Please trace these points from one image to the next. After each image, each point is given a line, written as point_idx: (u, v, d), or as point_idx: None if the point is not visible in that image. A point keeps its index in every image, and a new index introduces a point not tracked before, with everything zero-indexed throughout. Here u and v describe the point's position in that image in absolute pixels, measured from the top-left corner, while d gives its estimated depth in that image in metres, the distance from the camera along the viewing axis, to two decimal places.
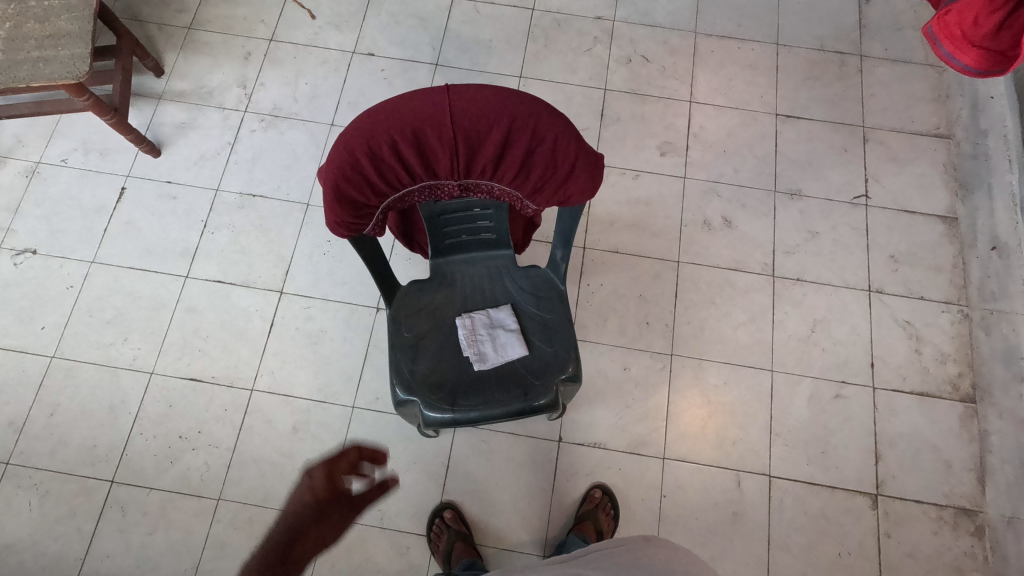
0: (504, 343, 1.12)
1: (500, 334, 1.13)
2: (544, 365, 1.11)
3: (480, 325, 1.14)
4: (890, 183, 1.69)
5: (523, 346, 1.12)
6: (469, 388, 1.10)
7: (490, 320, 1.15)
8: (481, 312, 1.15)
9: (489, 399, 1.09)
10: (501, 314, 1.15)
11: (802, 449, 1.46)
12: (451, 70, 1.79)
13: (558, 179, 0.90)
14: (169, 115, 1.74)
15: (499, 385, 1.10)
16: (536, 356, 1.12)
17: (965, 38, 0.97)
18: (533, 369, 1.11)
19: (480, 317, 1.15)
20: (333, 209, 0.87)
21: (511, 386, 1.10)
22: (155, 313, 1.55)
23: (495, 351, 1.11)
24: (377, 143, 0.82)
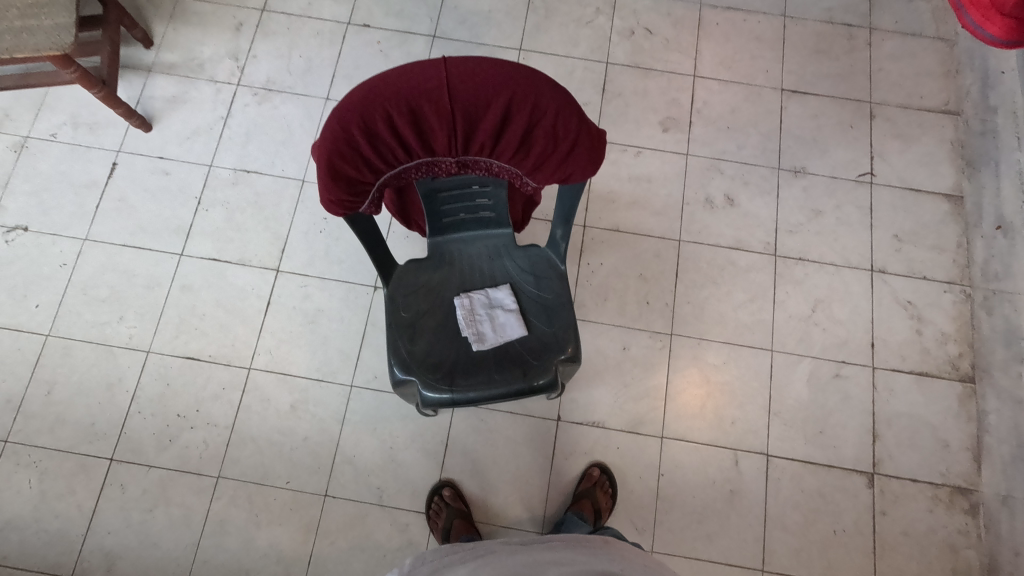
0: (504, 323, 1.11)
1: (500, 313, 1.12)
2: (544, 345, 1.10)
3: (479, 305, 1.13)
4: (896, 161, 1.66)
5: (523, 326, 1.11)
6: (468, 368, 1.09)
7: (489, 300, 1.13)
8: (480, 292, 1.14)
9: (489, 379, 1.08)
10: (501, 294, 1.14)
11: (800, 428, 1.46)
12: (449, 42, 1.75)
13: (558, 157, 0.88)
14: (160, 88, 1.70)
15: (497, 365, 1.09)
16: (535, 336, 1.11)
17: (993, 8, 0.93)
18: (533, 349, 1.10)
19: (480, 296, 1.14)
20: (328, 187, 0.85)
21: (511, 365, 1.09)
22: (150, 291, 1.53)
23: (495, 331, 1.10)
24: (372, 119, 0.79)
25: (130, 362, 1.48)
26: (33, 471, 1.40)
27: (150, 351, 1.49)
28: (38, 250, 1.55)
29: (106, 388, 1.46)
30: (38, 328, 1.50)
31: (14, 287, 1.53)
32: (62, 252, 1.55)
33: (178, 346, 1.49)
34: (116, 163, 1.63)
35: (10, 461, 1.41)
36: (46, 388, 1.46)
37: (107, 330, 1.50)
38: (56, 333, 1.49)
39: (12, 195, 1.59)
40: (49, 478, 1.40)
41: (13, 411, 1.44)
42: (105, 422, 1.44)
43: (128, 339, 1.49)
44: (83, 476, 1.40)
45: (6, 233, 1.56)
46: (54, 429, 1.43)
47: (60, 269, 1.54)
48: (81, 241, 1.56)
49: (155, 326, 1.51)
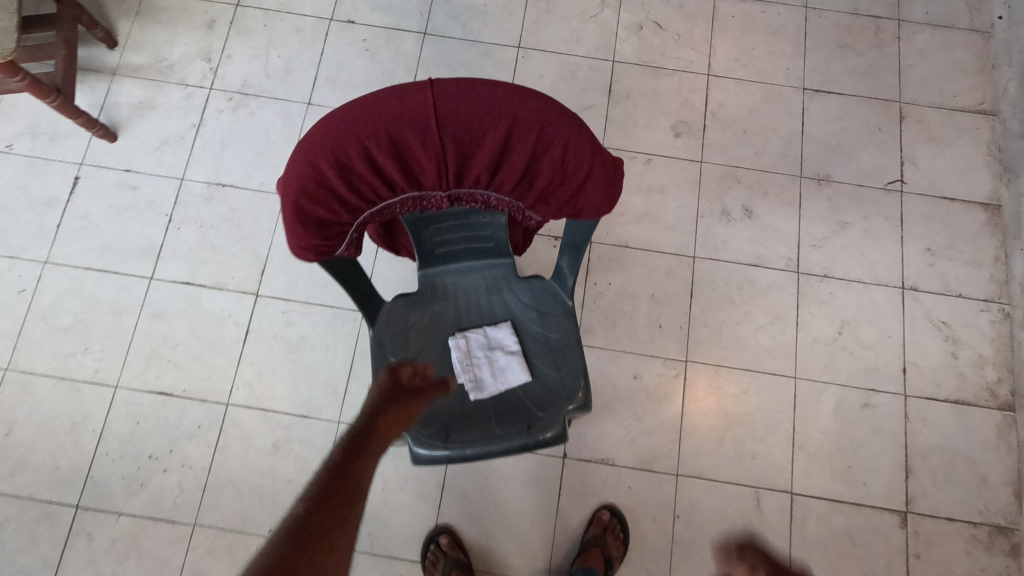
0: (505, 369, 0.99)
1: (500, 357, 0.99)
2: (550, 394, 0.98)
3: (476, 346, 1.00)
4: (928, 167, 1.53)
5: (526, 372, 0.99)
6: (465, 421, 0.97)
7: (487, 341, 1.01)
8: (477, 331, 1.01)
9: (489, 434, 0.96)
10: (501, 333, 1.01)
11: (826, 463, 1.35)
12: (441, 39, 1.60)
13: (568, 192, 0.74)
14: (125, 93, 1.55)
15: (497, 418, 0.97)
16: (540, 383, 0.99)
17: None
18: (538, 398, 0.98)
19: (476, 336, 1.01)
20: (295, 232, 0.71)
21: (513, 417, 0.97)
22: (117, 320, 1.40)
23: (495, 378, 0.98)
24: (345, 152, 0.66)
25: (97, 398, 1.35)
26: None
27: (119, 386, 1.36)
28: None
29: (71, 427, 1.34)
30: None
31: None
32: (20, 277, 1.42)
33: (150, 380, 1.37)
34: (78, 177, 1.49)
35: None
36: (5, 429, 1.33)
37: (71, 363, 1.37)
38: (14, 367, 1.37)
39: None
40: (10, 528, 1.29)
41: None
42: (70, 464, 1.32)
43: (94, 372, 1.37)
44: (46, 525, 1.29)
45: None
46: (14, 473, 1.31)
47: (18, 296, 1.41)
48: (41, 264, 1.43)
49: (124, 358, 1.38)
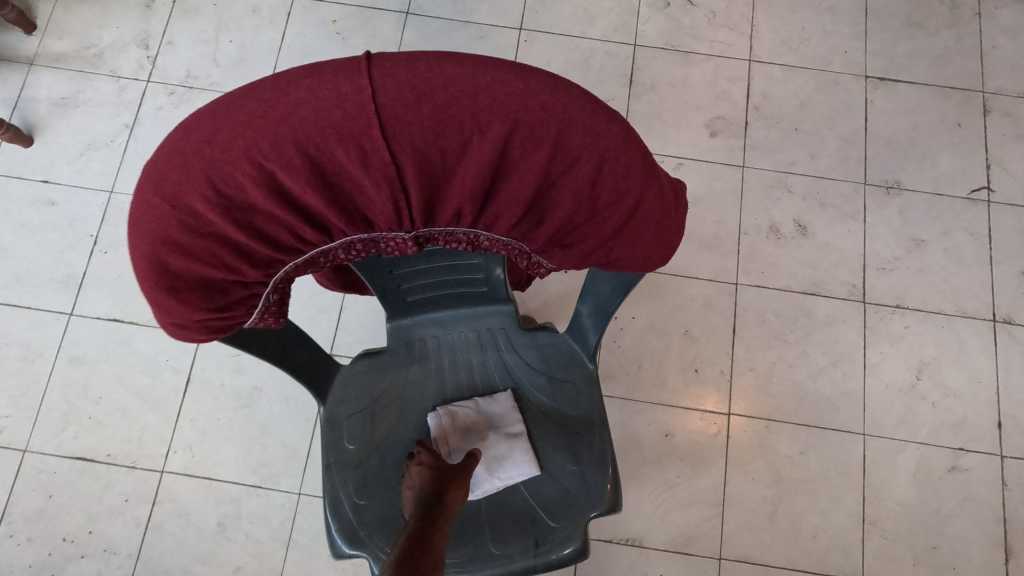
0: (503, 459, 0.72)
1: (497, 442, 0.72)
2: (566, 494, 0.72)
3: (465, 426, 0.73)
4: (1020, 170, 1.26)
5: (533, 465, 0.72)
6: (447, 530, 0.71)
7: (480, 418, 0.74)
8: (465, 403, 0.74)
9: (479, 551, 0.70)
10: (497, 407, 0.74)
11: (906, 543, 1.08)
12: (427, 20, 1.33)
13: (600, 233, 0.48)
14: (44, 88, 1.28)
15: (493, 527, 0.71)
16: (551, 478, 0.72)
17: None
18: (547, 499, 0.72)
19: (464, 411, 0.74)
20: (165, 303, 0.44)
21: (513, 526, 0.71)
22: (29, 366, 1.14)
23: (489, 471, 0.72)
24: (234, 180, 0.39)
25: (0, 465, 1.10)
26: None
27: (28, 450, 1.10)
28: None
29: None
30: None
31: None
32: None
33: (66, 442, 1.11)
34: None
35: None
36: None
37: None
38: None
39: None
40: None
41: None
42: None
43: None
44: None
45: None
46: None
47: None
48: None
49: (35, 414, 1.12)
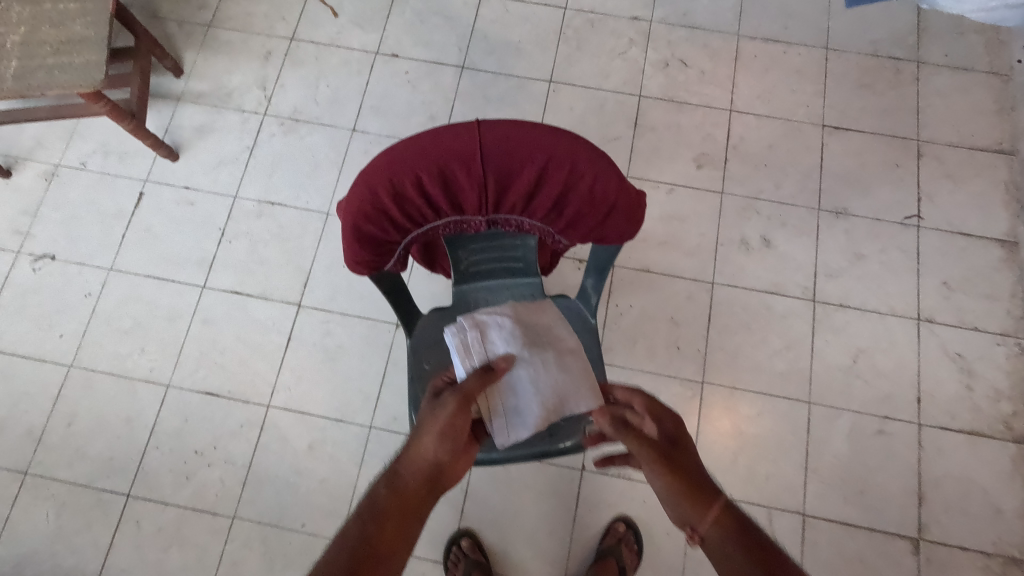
0: (534, 353, 0.88)
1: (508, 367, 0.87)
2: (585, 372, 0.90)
3: (491, 336, 0.89)
4: (944, 203, 1.57)
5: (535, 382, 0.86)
6: (490, 426, 0.86)
7: (503, 328, 0.90)
8: (489, 317, 0.91)
9: (527, 429, 0.86)
10: (522, 314, 0.94)
11: (839, 487, 1.39)
12: (478, 73, 1.71)
13: (595, 219, 0.83)
14: (187, 118, 1.69)
15: (528, 417, 0.86)
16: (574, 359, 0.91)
17: None
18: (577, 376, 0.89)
19: (490, 324, 0.90)
20: (353, 248, 0.81)
21: (553, 404, 0.87)
22: (172, 323, 1.52)
23: (524, 363, 0.87)
24: (401, 181, 0.75)
25: (150, 396, 1.47)
26: (50, 504, 1.41)
27: (170, 386, 1.47)
28: (63, 279, 1.56)
29: (126, 421, 1.45)
30: (62, 359, 1.50)
31: (39, 316, 1.53)
32: (86, 282, 1.55)
33: (198, 381, 1.48)
34: (143, 192, 1.63)
35: (30, 493, 1.41)
36: (67, 420, 1.46)
37: (128, 362, 1.49)
38: (78, 364, 1.49)
39: (41, 223, 1.60)
40: (66, 513, 1.40)
41: (35, 442, 1.45)
42: (124, 456, 1.43)
43: (148, 372, 1.49)
44: (100, 512, 1.40)
45: (34, 261, 1.57)
46: (74, 462, 1.43)
47: (84, 299, 1.54)
48: (106, 271, 1.56)
49: (175, 360, 1.49)
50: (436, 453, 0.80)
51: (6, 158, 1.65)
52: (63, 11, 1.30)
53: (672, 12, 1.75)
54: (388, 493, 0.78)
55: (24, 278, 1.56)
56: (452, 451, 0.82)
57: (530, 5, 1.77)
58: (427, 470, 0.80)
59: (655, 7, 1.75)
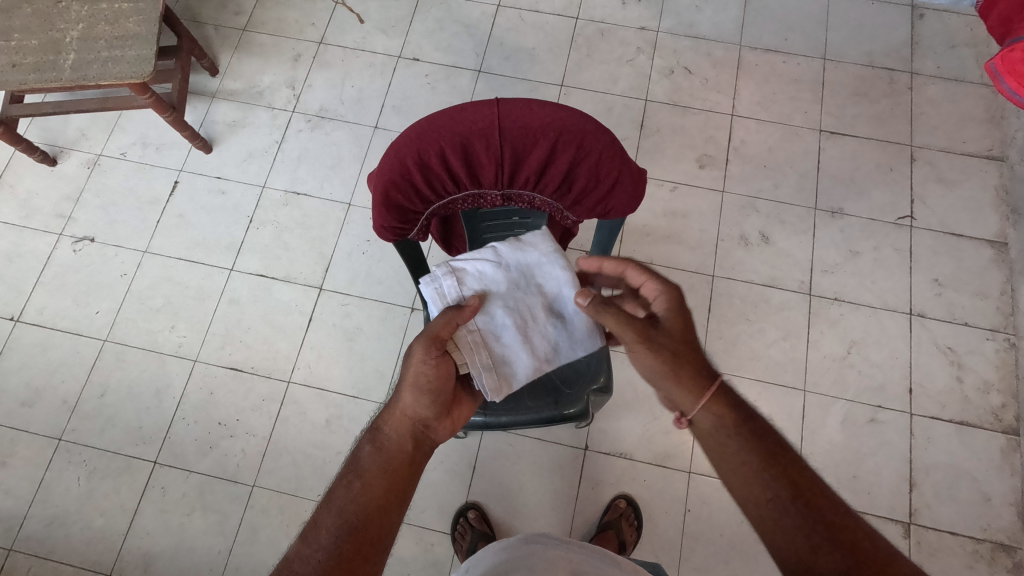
0: (515, 298, 0.89)
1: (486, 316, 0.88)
2: (572, 313, 0.91)
3: (469, 284, 0.89)
4: (936, 204, 1.64)
5: (517, 331, 0.87)
6: (480, 379, 0.86)
7: (481, 275, 0.89)
8: (466, 265, 0.90)
9: (517, 376, 0.87)
10: (502, 255, 0.91)
11: (832, 472, 1.45)
12: (494, 77, 1.82)
13: (600, 194, 0.91)
14: (221, 113, 1.81)
15: (511, 363, 0.87)
16: (560, 299, 0.91)
17: None
18: (563, 317, 0.90)
19: (467, 272, 0.90)
20: (381, 214, 0.90)
21: (540, 348, 0.88)
22: (201, 303, 1.62)
23: (507, 309, 0.88)
24: (427, 153, 0.84)
25: (178, 369, 1.56)
26: (82, 469, 1.49)
27: (197, 361, 1.57)
28: (101, 260, 1.66)
29: (155, 393, 1.55)
30: (97, 334, 1.60)
31: (77, 293, 1.63)
32: (123, 263, 1.66)
33: (224, 357, 1.57)
34: (178, 181, 1.74)
35: (63, 458, 1.50)
36: (100, 391, 1.55)
37: (159, 338, 1.59)
38: (112, 339, 1.59)
39: (82, 208, 1.71)
40: (97, 477, 1.49)
41: (69, 411, 1.54)
42: (152, 425, 1.52)
43: (177, 347, 1.58)
44: (128, 476, 1.49)
45: (75, 243, 1.68)
46: (105, 430, 1.52)
47: (120, 279, 1.64)
48: (141, 253, 1.66)
49: (203, 337, 1.58)
50: (415, 407, 0.84)
51: (52, 148, 1.77)
52: (118, 10, 1.43)
53: (678, 23, 1.85)
54: (372, 452, 0.82)
55: (65, 258, 1.67)
56: (432, 405, 0.85)
57: (543, 15, 1.88)
58: (410, 423, 0.85)
59: (662, 18, 1.86)
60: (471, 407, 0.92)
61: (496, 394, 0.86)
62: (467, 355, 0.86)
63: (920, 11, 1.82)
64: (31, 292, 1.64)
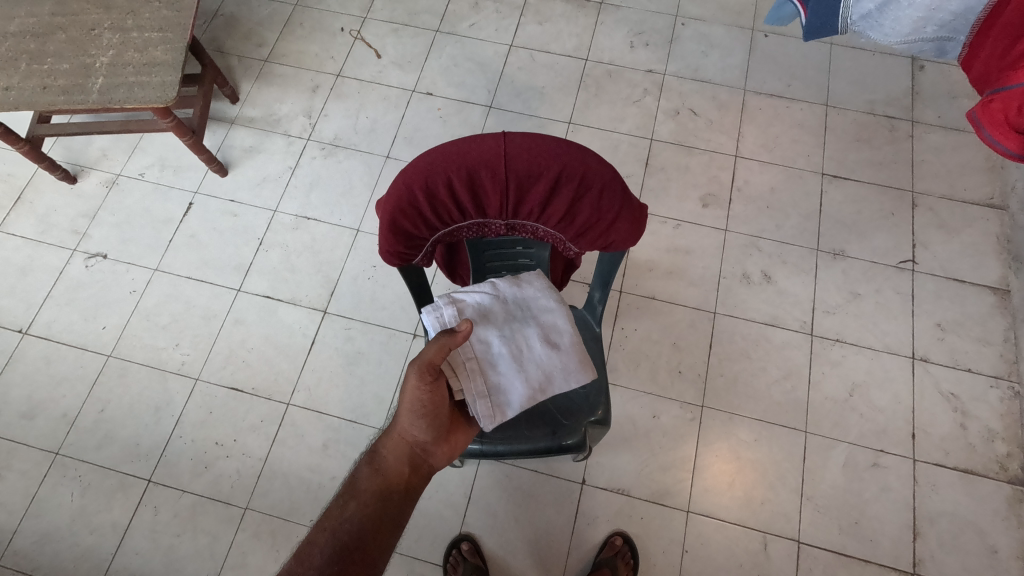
0: (511, 329, 0.92)
1: (483, 345, 0.89)
2: (565, 345, 0.94)
3: (468, 312, 0.92)
4: (938, 250, 1.65)
5: (513, 359, 0.90)
6: (475, 407, 0.87)
7: (480, 305, 0.93)
8: (466, 295, 0.94)
9: (512, 405, 0.88)
10: (500, 288, 0.96)
11: (834, 516, 1.42)
12: (504, 113, 1.87)
13: (601, 226, 0.93)
14: (239, 139, 1.87)
15: (509, 391, 0.88)
16: (554, 332, 0.95)
17: (1009, 124, 0.87)
18: (556, 349, 0.93)
19: (467, 301, 0.93)
20: (387, 239, 0.92)
21: (535, 377, 0.90)
22: (206, 322, 1.63)
23: (504, 338, 0.90)
24: (434, 182, 0.87)
25: (180, 387, 1.57)
26: (76, 484, 1.49)
27: (199, 379, 1.57)
28: (112, 276, 1.69)
29: (155, 410, 1.55)
30: (102, 349, 1.61)
31: (86, 308, 1.66)
32: (133, 280, 1.69)
33: (225, 376, 1.57)
34: (192, 203, 1.78)
35: (58, 472, 1.50)
36: (100, 406, 1.56)
37: (163, 354, 1.60)
38: (117, 354, 1.61)
39: (98, 225, 1.75)
40: (90, 494, 1.48)
41: (68, 424, 1.54)
42: (150, 442, 1.52)
43: (180, 365, 1.59)
44: (122, 494, 1.48)
45: (88, 259, 1.72)
46: (102, 446, 1.52)
47: (129, 295, 1.67)
48: (151, 271, 1.70)
49: (206, 356, 1.60)
50: (414, 430, 0.84)
51: (74, 167, 1.83)
52: (148, 39, 1.50)
53: (684, 67, 1.92)
54: (369, 474, 0.82)
55: (76, 273, 1.70)
56: (431, 431, 0.85)
57: (554, 56, 1.95)
58: (408, 447, 0.85)
59: (668, 61, 1.93)
60: (468, 435, 0.91)
61: (490, 422, 0.87)
62: (464, 382, 0.87)
63: (920, 62, 1.87)
64: (41, 306, 1.66)
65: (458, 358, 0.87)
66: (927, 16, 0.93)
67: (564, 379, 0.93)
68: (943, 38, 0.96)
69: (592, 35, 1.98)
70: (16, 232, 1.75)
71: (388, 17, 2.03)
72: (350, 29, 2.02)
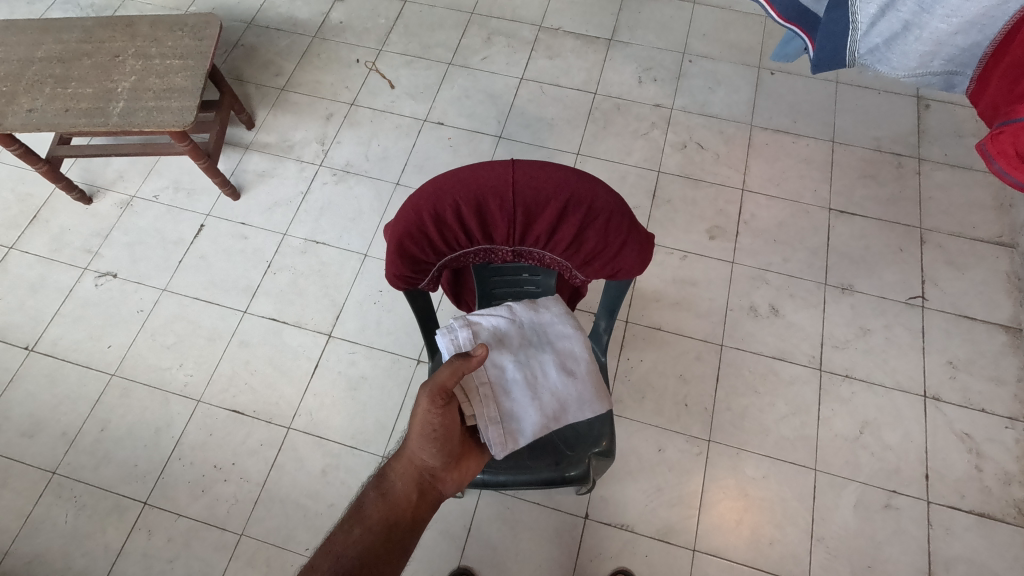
0: (527, 355, 0.92)
1: (496, 372, 0.89)
2: (581, 374, 0.94)
3: (483, 336, 0.92)
4: (948, 286, 1.64)
5: (528, 388, 0.89)
6: (487, 433, 0.86)
7: (496, 328, 0.93)
8: (482, 318, 0.94)
9: (524, 433, 0.87)
10: (517, 312, 0.96)
11: (846, 559, 1.37)
12: (514, 143, 1.90)
13: (609, 254, 0.93)
14: (253, 163, 1.90)
15: (524, 418, 0.88)
16: (570, 359, 0.94)
17: (1020, 157, 0.90)
18: (572, 376, 0.93)
19: (483, 324, 0.93)
20: (394, 263, 0.93)
21: (549, 406, 0.90)
22: (211, 343, 1.64)
23: (518, 364, 0.90)
24: (442, 209, 0.87)
25: (181, 408, 1.56)
26: (71, 505, 1.47)
27: (200, 401, 1.57)
28: (120, 295, 1.71)
29: (155, 431, 1.54)
30: (105, 367, 1.61)
31: (92, 326, 1.67)
32: (141, 299, 1.70)
33: (227, 398, 1.57)
34: (204, 225, 1.80)
35: (53, 493, 1.48)
36: (100, 425, 1.55)
37: (166, 375, 1.60)
38: (119, 374, 1.61)
39: (110, 245, 1.78)
40: (84, 515, 1.46)
41: (66, 443, 1.53)
42: (147, 463, 1.51)
43: (183, 386, 1.59)
44: (117, 516, 1.46)
45: (98, 278, 1.73)
46: (100, 466, 1.51)
47: (135, 314, 1.68)
48: (160, 291, 1.71)
49: (209, 377, 1.59)
50: (423, 455, 0.82)
51: (90, 187, 1.86)
52: (169, 66, 1.55)
53: (691, 101, 1.95)
54: (376, 499, 0.79)
55: (85, 292, 1.71)
56: (441, 454, 0.82)
57: (563, 89, 1.99)
58: (417, 471, 0.82)
59: (676, 96, 1.96)
60: (480, 462, 0.89)
61: (501, 449, 0.86)
62: (477, 407, 0.86)
63: (925, 101, 1.89)
64: (48, 323, 1.67)
65: (471, 383, 0.87)
66: (934, 51, 0.94)
67: (580, 411, 0.93)
68: (950, 72, 0.97)
69: (601, 70, 2.02)
70: (30, 250, 1.77)
71: (403, 50, 2.09)
72: (364, 60, 2.08)
